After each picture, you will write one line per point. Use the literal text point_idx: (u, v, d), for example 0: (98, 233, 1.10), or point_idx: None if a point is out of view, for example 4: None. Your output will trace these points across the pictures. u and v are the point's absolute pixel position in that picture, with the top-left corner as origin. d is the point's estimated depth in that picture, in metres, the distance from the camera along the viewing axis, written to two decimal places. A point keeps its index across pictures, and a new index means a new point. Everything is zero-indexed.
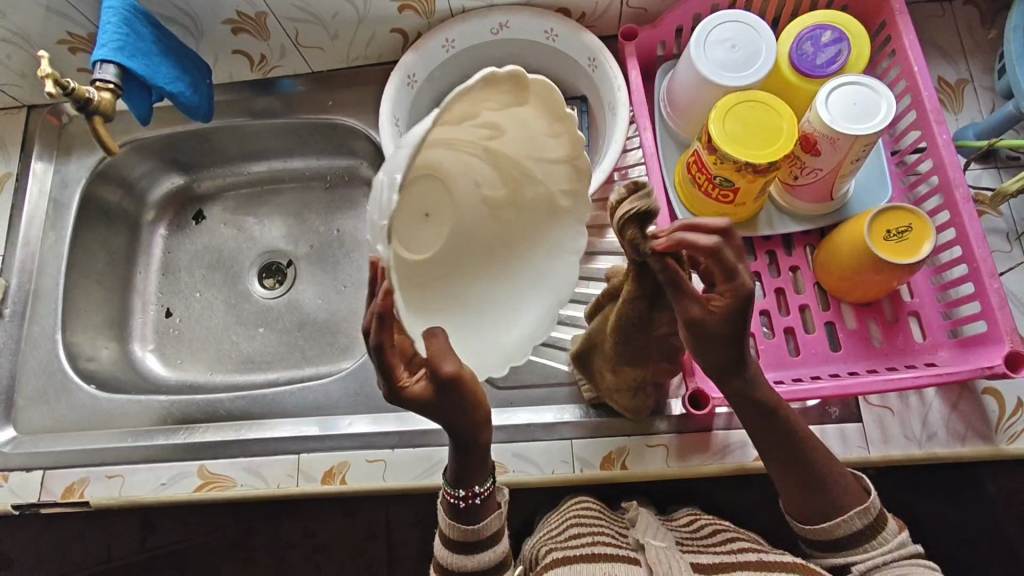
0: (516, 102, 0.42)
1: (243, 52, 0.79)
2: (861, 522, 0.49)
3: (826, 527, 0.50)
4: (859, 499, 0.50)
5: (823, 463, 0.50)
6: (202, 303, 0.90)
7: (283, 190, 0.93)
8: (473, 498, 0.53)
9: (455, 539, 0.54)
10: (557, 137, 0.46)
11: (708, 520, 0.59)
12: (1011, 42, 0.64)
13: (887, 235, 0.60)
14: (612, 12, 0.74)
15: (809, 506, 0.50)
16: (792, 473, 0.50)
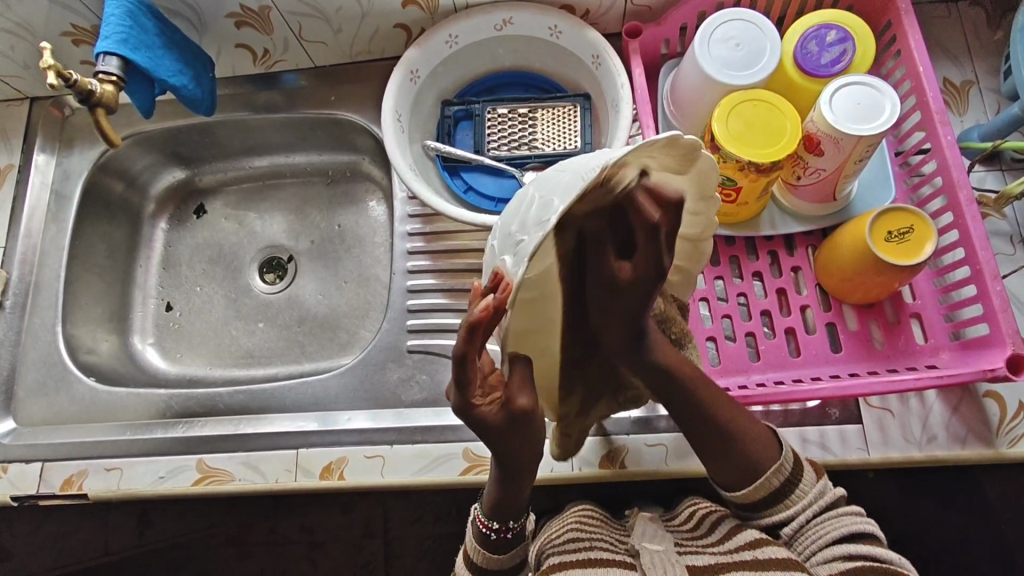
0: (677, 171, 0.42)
1: (246, 46, 0.79)
2: (781, 480, 0.52)
3: (752, 487, 0.52)
4: (772, 457, 0.52)
5: (739, 430, 0.52)
6: (203, 297, 0.90)
7: (284, 185, 0.93)
8: (506, 531, 0.55)
9: (476, 562, 0.56)
10: (695, 214, 0.48)
11: (708, 509, 0.59)
12: (1017, 44, 0.64)
13: (888, 236, 0.59)
14: (616, 10, 0.73)
15: (732, 470, 0.52)
16: (716, 454, 0.53)
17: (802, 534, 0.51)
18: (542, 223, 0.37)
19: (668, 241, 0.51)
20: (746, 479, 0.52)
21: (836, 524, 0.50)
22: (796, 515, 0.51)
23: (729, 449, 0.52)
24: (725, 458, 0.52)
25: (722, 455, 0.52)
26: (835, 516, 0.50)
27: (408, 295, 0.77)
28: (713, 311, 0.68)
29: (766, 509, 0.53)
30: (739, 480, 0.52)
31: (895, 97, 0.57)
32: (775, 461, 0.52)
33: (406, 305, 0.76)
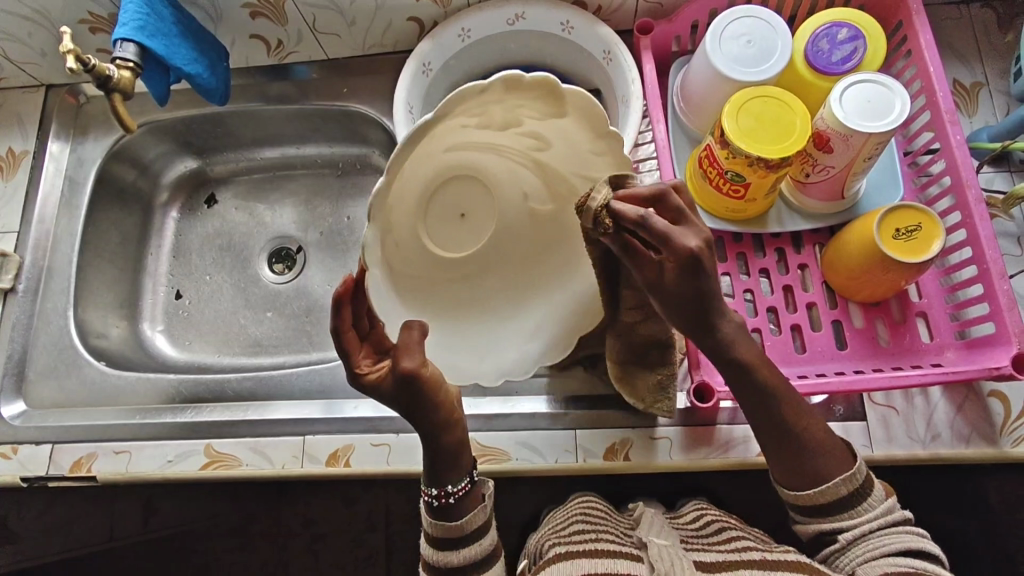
0: (555, 113, 0.50)
1: (261, 37, 0.79)
2: (849, 490, 0.50)
3: (814, 493, 0.50)
4: (843, 466, 0.50)
5: (813, 435, 0.50)
6: (212, 286, 0.91)
7: (295, 175, 0.94)
8: (448, 497, 0.54)
9: (434, 534, 0.54)
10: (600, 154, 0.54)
11: (715, 516, 0.59)
12: None
13: (897, 233, 0.60)
14: (629, 6, 0.74)
15: (794, 473, 0.51)
16: (780, 453, 0.51)
17: (859, 544, 0.49)
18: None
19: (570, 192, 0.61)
20: (812, 482, 0.50)
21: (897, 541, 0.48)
22: (857, 526, 0.49)
23: (802, 450, 0.50)
24: (799, 463, 0.50)
25: (792, 458, 0.50)
26: (902, 537, 0.48)
27: None
28: None
29: (827, 515, 0.51)
30: (808, 481, 0.50)
31: (905, 95, 0.58)
32: (846, 473, 0.50)
33: None
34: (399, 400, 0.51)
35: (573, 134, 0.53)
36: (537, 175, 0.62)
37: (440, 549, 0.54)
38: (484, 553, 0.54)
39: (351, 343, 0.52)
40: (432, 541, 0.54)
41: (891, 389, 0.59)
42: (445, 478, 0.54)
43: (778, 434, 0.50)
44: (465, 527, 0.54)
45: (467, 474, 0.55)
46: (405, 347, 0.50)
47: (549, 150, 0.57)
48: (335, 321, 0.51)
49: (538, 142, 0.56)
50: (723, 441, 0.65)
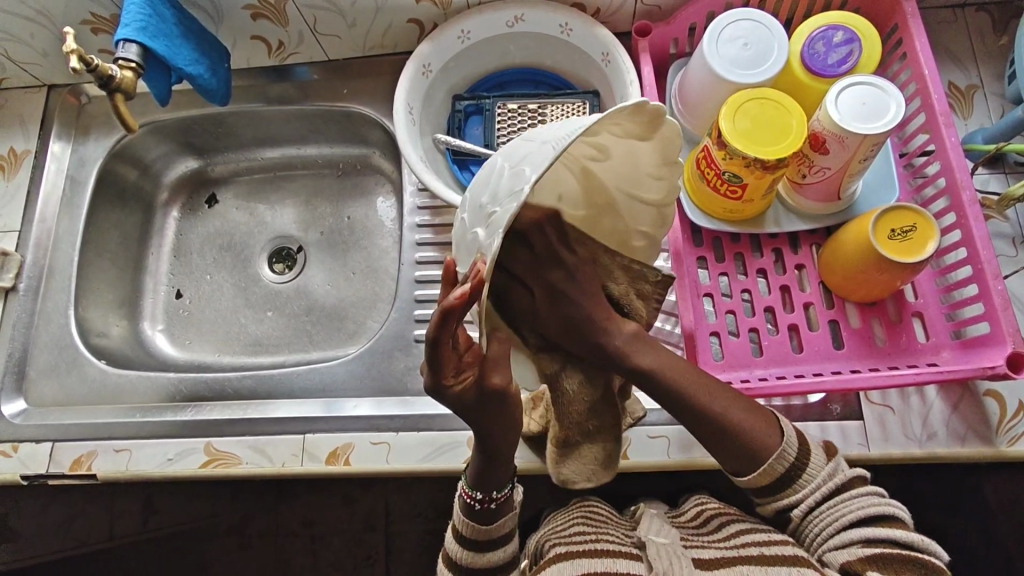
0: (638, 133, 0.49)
1: (261, 38, 0.80)
2: (785, 466, 0.50)
3: (755, 476, 0.51)
4: (775, 442, 0.50)
5: (736, 415, 0.50)
6: (212, 285, 0.91)
7: (295, 176, 0.94)
8: (489, 502, 0.54)
9: (463, 533, 0.55)
10: (658, 178, 0.53)
11: (715, 511, 0.60)
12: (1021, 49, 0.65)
13: (892, 233, 0.60)
14: (627, 9, 0.74)
15: (730, 457, 0.51)
16: (713, 439, 0.51)
17: (813, 518, 0.50)
18: (513, 194, 0.39)
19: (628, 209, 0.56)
20: (753, 464, 0.51)
21: (853, 507, 0.49)
22: (806, 497, 0.50)
23: (740, 429, 0.50)
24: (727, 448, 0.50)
25: (722, 441, 0.50)
26: (850, 499, 0.49)
27: (416, 285, 0.77)
28: (717, 306, 0.69)
29: (775, 494, 0.51)
30: (746, 464, 0.51)
31: (900, 96, 0.58)
32: (777, 448, 0.50)
33: (414, 295, 0.77)
34: (479, 414, 0.46)
35: (638, 156, 0.52)
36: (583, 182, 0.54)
37: (462, 548, 0.55)
38: (508, 559, 0.55)
39: (445, 355, 0.41)
40: (455, 542, 0.55)
41: (887, 388, 0.60)
42: (489, 485, 0.53)
43: (707, 419, 0.50)
44: (489, 529, 0.54)
45: (510, 483, 0.55)
46: (497, 360, 0.45)
47: (608, 160, 0.52)
48: (432, 332, 0.39)
49: (598, 152, 0.51)
50: None
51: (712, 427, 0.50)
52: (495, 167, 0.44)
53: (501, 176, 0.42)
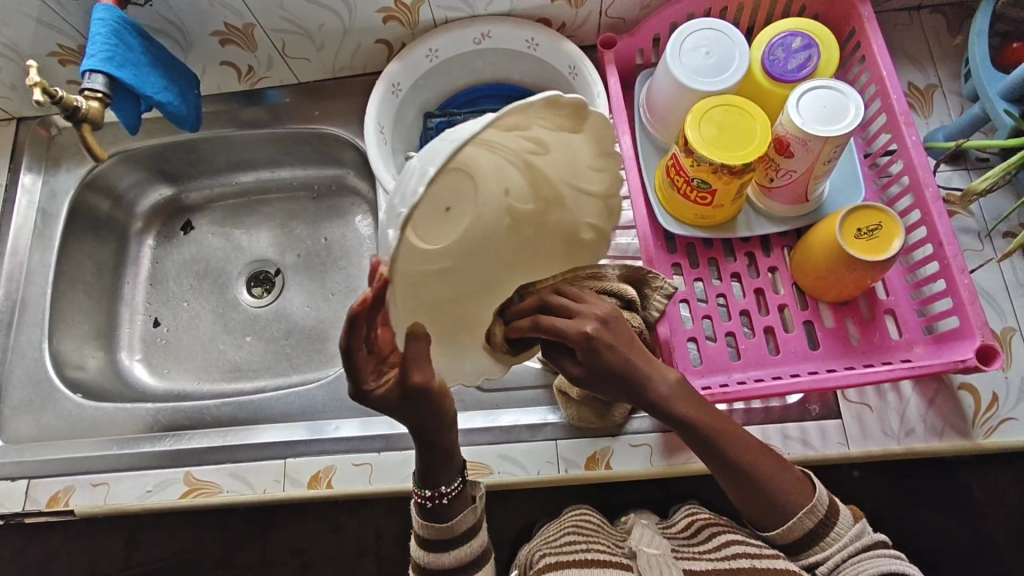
0: (568, 126, 0.46)
1: (231, 64, 0.80)
2: (813, 522, 0.51)
3: (783, 530, 0.51)
4: (802, 493, 0.51)
5: (763, 470, 0.51)
6: (190, 312, 0.91)
7: (270, 200, 0.94)
8: (440, 498, 0.54)
9: (424, 536, 0.54)
10: (600, 170, 0.52)
11: (706, 520, 0.60)
12: (976, 47, 0.66)
13: (858, 233, 0.61)
14: (591, 22, 0.76)
15: (754, 506, 0.52)
16: (744, 494, 0.52)
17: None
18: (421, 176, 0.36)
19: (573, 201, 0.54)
20: (783, 515, 0.51)
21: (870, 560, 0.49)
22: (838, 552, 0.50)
23: (771, 483, 0.51)
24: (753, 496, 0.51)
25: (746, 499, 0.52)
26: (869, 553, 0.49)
27: None
28: (693, 312, 0.69)
29: (802, 553, 0.51)
30: (774, 517, 0.51)
31: (859, 99, 0.59)
32: (806, 505, 0.51)
33: None
34: (412, 409, 0.46)
35: (573, 148, 0.49)
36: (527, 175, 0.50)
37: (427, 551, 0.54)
38: (476, 553, 0.55)
39: (362, 362, 0.43)
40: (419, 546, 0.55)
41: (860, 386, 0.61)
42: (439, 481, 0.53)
43: (742, 480, 0.51)
44: (454, 527, 0.54)
45: (460, 475, 0.55)
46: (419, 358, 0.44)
47: (547, 154, 0.48)
48: (344, 340, 0.41)
49: (537, 147, 0.47)
50: None
51: (740, 482, 0.51)
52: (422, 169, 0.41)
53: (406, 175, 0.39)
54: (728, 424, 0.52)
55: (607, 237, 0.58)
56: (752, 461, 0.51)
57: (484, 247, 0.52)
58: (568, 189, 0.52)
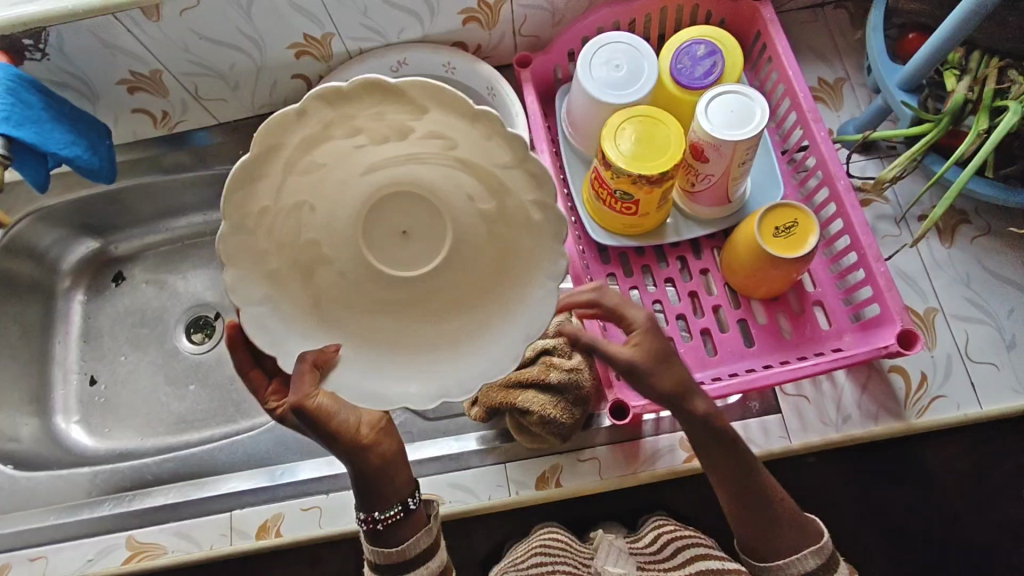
0: (417, 109, 0.41)
1: (144, 110, 0.78)
2: (815, 563, 0.52)
3: (779, 565, 0.53)
4: (811, 538, 0.54)
5: (782, 514, 0.54)
6: (128, 367, 0.88)
7: (203, 244, 0.92)
8: (376, 523, 0.54)
9: (377, 562, 0.54)
10: (491, 139, 0.42)
11: (671, 530, 0.60)
12: (873, 41, 0.68)
13: (775, 231, 0.62)
14: (507, 42, 0.76)
15: (760, 538, 0.54)
16: (750, 521, 0.54)
17: None
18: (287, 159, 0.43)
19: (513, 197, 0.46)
20: (783, 553, 0.53)
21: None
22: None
23: (779, 518, 0.54)
24: (767, 529, 0.53)
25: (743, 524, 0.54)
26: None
27: None
28: None
29: None
30: (778, 552, 0.53)
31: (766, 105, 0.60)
32: (815, 545, 0.53)
33: None
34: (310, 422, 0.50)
35: (460, 130, 0.43)
36: (471, 172, 0.49)
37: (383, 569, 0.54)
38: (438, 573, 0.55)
39: (257, 383, 0.57)
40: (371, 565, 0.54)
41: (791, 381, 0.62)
42: (373, 508, 0.54)
43: (754, 508, 0.54)
44: (410, 545, 0.54)
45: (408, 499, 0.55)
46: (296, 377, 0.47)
47: (460, 148, 0.46)
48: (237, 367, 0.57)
49: (444, 141, 0.46)
50: (652, 452, 0.66)
51: (752, 507, 0.54)
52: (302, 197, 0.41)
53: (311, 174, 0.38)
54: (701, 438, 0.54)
55: (559, 216, 0.43)
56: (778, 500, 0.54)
57: (466, 263, 0.54)
58: (500, 172, 0.45)
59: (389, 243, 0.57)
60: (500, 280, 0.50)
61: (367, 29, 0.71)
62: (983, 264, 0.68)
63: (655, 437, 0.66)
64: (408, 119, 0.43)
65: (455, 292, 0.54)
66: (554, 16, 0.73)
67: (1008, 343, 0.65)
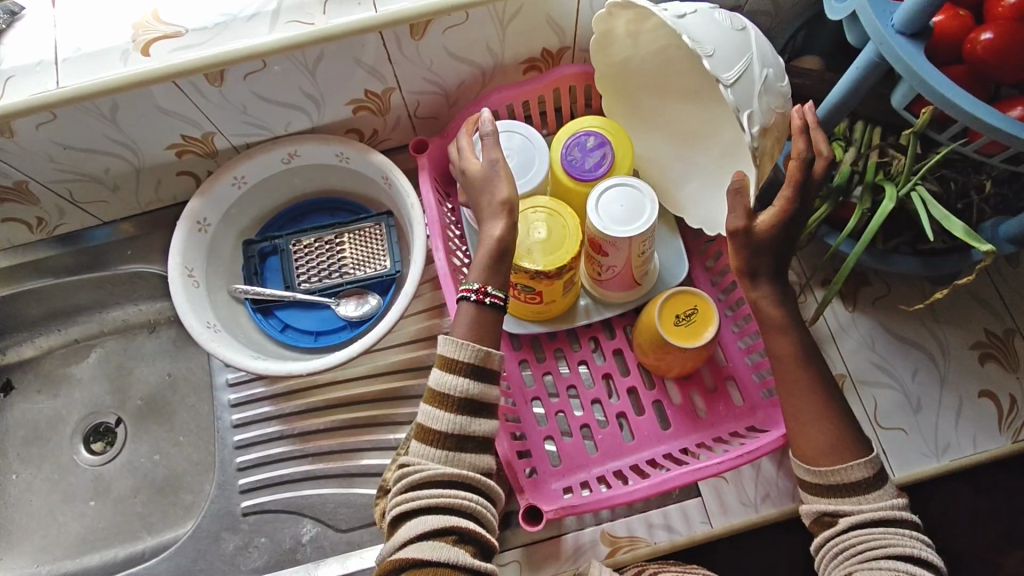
0: (640, 19, 0.58)
1: (17, 219, 0.73)
2: (861, 473, 0.49)
3: (826, 469, 0.49)
4: (857, 450, 0.50)
5: (831, 417, 0.51)
6: (20, 486, 0.82)
7: (99, 344, 0.86)
8: (485, 296, 0.54)
9: (468, 364, 0.52)
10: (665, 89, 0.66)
11: (656, 566, 0.59)
12: (705, 100, 0.65)
13: (677, 319, 0.62)
14: (403, 124, 0.74)
15: (817, 442, 0.50)
16: (802, 424, 0.51)
17: (860, 529, 0.47)
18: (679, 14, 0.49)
19: (682, 86, 0.66)
20: (827, 458, 0.50)
21: (883, 541, 0.46)
22: (853, 514, 0.48)
23: (828, 419, 0.51)
24: (822, 423, 0.51)
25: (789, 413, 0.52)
26: (878, 532, 0.47)
27: (237, 450, 0.71)
28: (546, 409, 0.68)
29: (852, 500, 0.49)
30: (824, 452, 0.50)
31: (654, 195, 0.58)
32: (860, 455, 0.49)
33: (237, 461, 0.71)
34: (494, 167, 0.55)
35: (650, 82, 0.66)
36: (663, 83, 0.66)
37: (402, 548, 0.48)
38: (476, 487, 0.51)
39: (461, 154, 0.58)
40: (450, 404, 0.51)
41: (700, 478, 0.59)
42: (487, 279, 0.54)
43: (802, 393, 0.52)
44: (452, 500, 0.49)
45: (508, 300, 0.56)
46: (491, 181, 0.55)
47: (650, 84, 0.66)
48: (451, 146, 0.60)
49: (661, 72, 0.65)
50: (574, 548, 0.63)
51: (798, 402, 0.52)
52: (747, 40, 0.48)
53: (710, 10, 0.50)
54: (779, 347, 0.52)
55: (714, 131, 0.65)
56: (830, 412, 0.51)
57: (694, 110, 0.66)
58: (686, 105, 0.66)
59: (686, 91, 0.65)
60: (700, 142, 0.66)
61: (250, 125, 0.68)
62: (886, 327, 0.68)
63: (577, 533, 0.63)
64: (628, 60, 0.64)
65: (689, 136, 0.67)
66: (448, 98, 0.71)
67: (914, 406, 0.66)
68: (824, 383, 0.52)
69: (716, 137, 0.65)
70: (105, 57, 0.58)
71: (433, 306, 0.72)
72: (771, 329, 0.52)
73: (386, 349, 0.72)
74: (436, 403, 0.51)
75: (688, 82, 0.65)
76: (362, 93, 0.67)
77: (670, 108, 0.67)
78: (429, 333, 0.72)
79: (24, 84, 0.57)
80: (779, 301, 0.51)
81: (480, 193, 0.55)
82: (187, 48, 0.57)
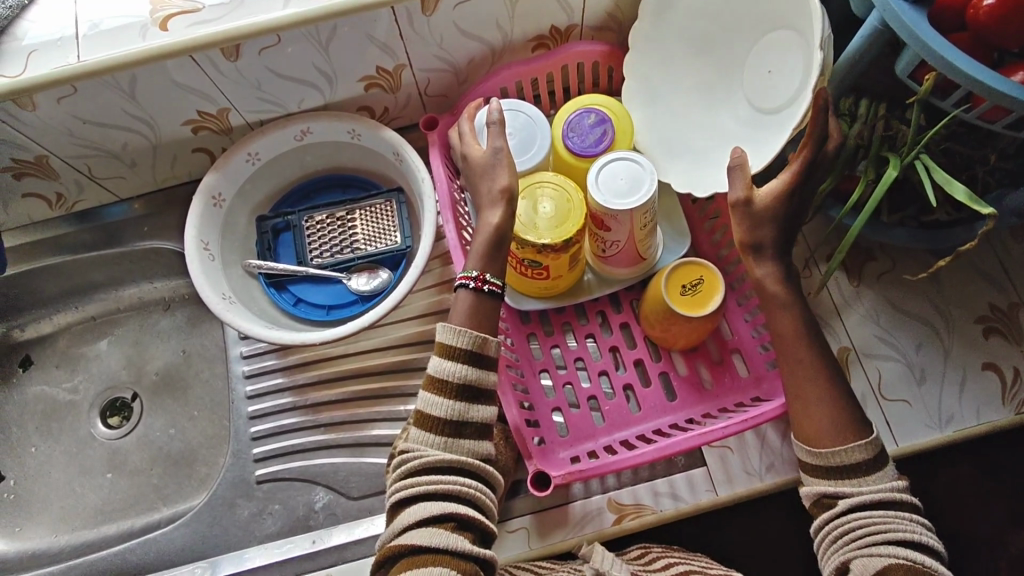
0: None
1: (37, 194, 0.75)
2: (863, 455, 0.49)
3: (827, 450, 0.50)
4: (859, 432, 0.50)
5: (833, 400, 0.51)
6: (39, 458, 0.83)
7: (116, 320, 0.88)
8: (483, 283, 0.55)
9: (465, 350, 0.53)
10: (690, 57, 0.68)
11: (658, 552, 0.60)
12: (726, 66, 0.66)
13: (683, 289, 0.63)
14: (414, 102, 0.75)
15: (818, 424, 0.51)
16: (804, 406, 0.52)
17: (859, 512, 0.48)
18: None
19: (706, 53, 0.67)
20: (829, 440, 0.51)
21: (882, 523, 0.47)
22: (852, 496, 0.49)
23: (829, 403, 0.51)
24: (824, 405, 0.51)
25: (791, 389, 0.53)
26: (878, 515, 0.47)
27: (252, 421, 0.73)
28: (553, 381, 0.69)
29: (852, 483, 0.49)
30: (826, 434, 0.51)
31: (654, 169, 0.59)
32: (861, 438, 0.50)
33: (252, 432, 0.73)
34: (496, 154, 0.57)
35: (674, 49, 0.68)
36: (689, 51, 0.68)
37: (403, 532, 0.49)
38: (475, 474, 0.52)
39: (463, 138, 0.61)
40: (450, 391, 0.52)
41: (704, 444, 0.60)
42: (485, 266, 0.56)
43: (805, 375, 0.52)
44: (452, 487, 0.50)
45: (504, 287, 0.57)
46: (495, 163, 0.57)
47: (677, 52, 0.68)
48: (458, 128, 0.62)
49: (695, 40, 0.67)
50: (580, 516, 0.64)
51: (801, 386, 0.52)
52: None
53: None
54: (782, 317, 0.53)
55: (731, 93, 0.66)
56: (832, 395, 0.52)
57: (713, 76, 0.67)
58: (705, 72, 0.68)
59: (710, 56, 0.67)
60: (715, 107, 0.67)
61: (266, 102, 0.69)
62: (891, 301, 0.69)
63: (584, 501, 0.64)
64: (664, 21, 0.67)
65: (705, 101, 0.68)
66: (459, 76, 0.72)
67: (918, 378, 0.66)
68: (824, 362, 0.52)
69: (723, 111, 0.66)
70: (124, 32, 0.59)
71: (442, 281, 0.74)
72: (775, 295, 0.53)
73: (396, 322, 0.73)
74: (435, 390, 0.52)
75: (708, 53, 0.67)
76: (374, 69, 0.68)
77: (689, 75, 0.69)
78: (439, 307, 0.73)
79: (46, 59, 0.58)
80: (781, 278, 0.53)
81: (480, 179, 0.57)
82: (204, 23, 0.58)
